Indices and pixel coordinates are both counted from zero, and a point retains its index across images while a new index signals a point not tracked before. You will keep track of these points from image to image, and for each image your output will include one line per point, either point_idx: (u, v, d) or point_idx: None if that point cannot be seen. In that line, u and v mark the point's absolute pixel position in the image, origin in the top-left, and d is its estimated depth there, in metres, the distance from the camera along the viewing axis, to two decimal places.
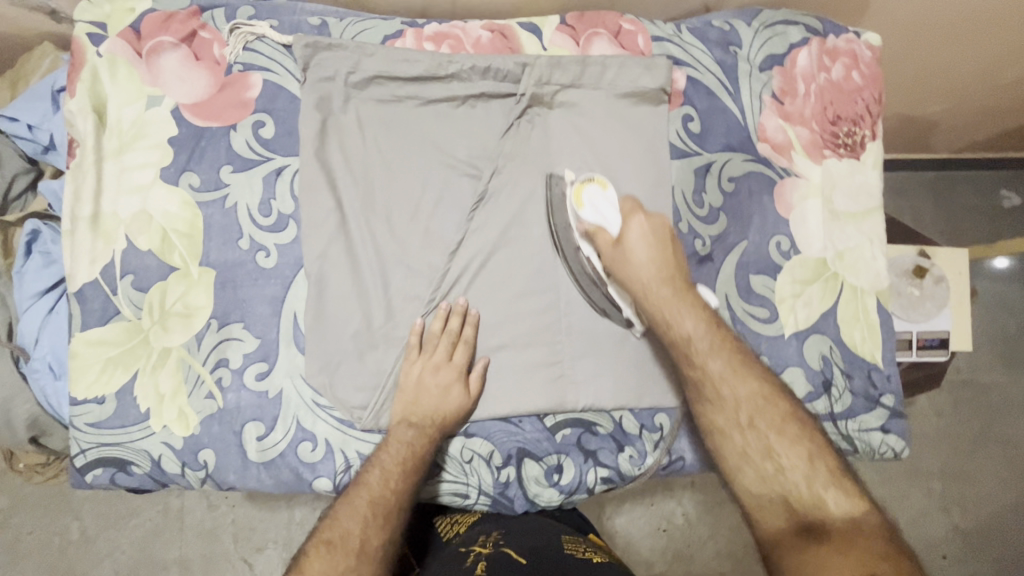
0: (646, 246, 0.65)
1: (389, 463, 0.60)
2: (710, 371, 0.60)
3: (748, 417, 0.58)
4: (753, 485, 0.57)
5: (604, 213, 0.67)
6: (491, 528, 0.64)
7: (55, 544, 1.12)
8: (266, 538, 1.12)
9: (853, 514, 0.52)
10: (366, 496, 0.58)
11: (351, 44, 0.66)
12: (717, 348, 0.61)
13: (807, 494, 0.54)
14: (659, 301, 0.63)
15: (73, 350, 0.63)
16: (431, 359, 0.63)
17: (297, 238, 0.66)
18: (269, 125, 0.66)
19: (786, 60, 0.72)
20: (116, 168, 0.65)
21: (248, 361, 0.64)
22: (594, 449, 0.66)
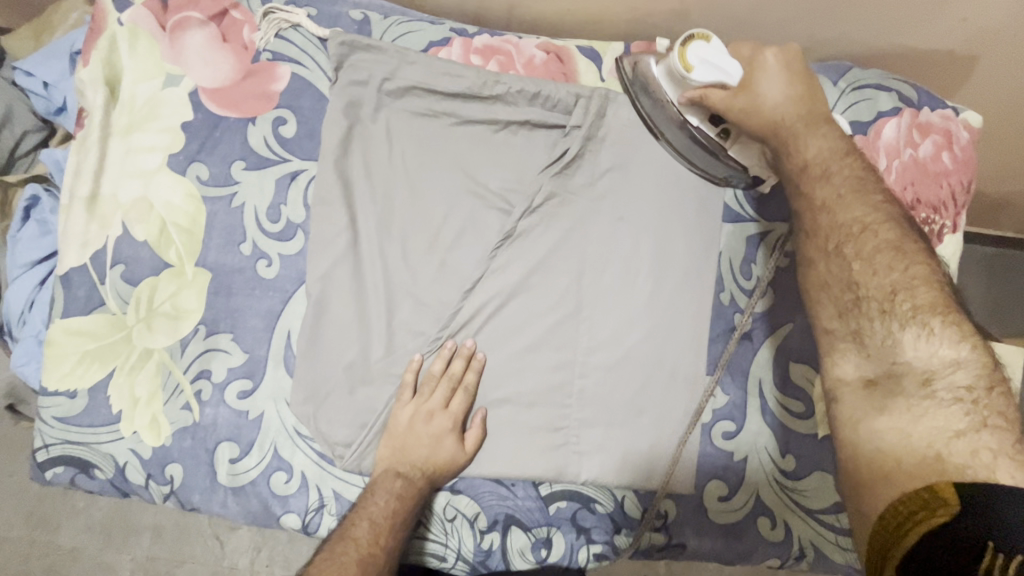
0: (783, 82, 0.49)
1: (378, 516, 0.55)
2: (818, 198, 0.48)
3: (836, 243, 0.47)
4: (830, 322, 0.48)
5: (724, 66, 0.51)
6: None
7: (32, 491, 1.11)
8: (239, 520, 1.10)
9: (937, 375, 0.42)
10: (356, 555, 0.52)
11: (391, 48, 0.60)
12: (834, 165, 0.48)
13: (882, 350, 0.44)
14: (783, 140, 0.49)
15: (50, 338, 0.58)
16: (426, 404, 0.58)
17: (303, 251, 0.60)
18: (291, 124, 0.61)
19: (870, 130, 0.64)
20: (122, 148, 0.60)
21: (232, 376, 0.59)
22: (588, 527, 0.60)
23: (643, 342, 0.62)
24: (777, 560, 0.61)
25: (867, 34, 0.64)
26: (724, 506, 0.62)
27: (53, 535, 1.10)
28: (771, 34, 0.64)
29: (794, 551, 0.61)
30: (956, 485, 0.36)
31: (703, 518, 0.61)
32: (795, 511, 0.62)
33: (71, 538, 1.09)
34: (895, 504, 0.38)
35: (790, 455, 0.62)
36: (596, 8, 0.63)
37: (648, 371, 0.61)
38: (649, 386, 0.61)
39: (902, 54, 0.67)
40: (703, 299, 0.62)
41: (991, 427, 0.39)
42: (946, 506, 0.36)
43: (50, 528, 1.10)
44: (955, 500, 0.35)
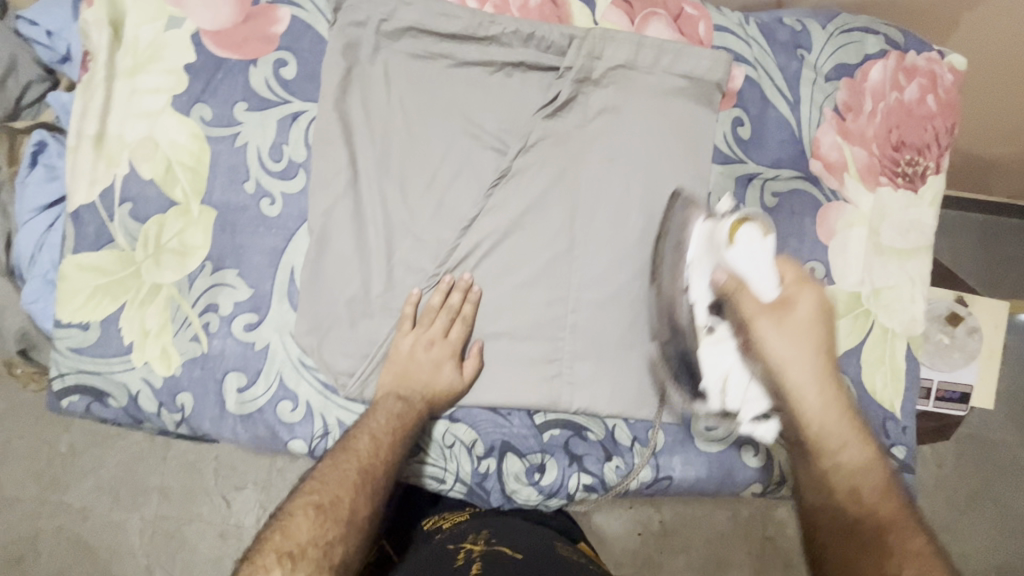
0: (794, 342, 0.53)
1: (378, 432, 0.58)
2: (812, 429, 0.52)
3: (832, 460, 0.52)
4: (823, 516, 0.51)
5: (760, 270, 0.54)
6: (482, 524, 0.62)
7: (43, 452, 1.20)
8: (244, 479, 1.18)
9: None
10: (356, 463, 0.55)
11: None
12: (871, 464, 0.51)
13: (894, 537, 0.48)
14: (808, 370, 0.52)
15: (63, 273, 0.60)
16: (426, 333, 0.61)
17: (305, 190, 0.62)
18: (291, 65, 0.62)
19: (857, 72, 0.66)
20: (127, 89, 0.61)
21: (238, 310, 0.61)
22: (580, 455, 0.63)
23: (634, 280, 0.64)
24: (759, 485, 0.64)
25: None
26: (711, 435, 0.64)
27: (63, 493, 1.18)
28: None
29: (775, 477, 0.64)
30: None
31: (690, 446, 0.64)
32: (778, 440, 0.65)
33: (80, 496, 1.17)
34: None
35: None
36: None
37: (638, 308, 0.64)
38: (639, 321, 0.64)
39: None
40: None
41: None
42: None
43: (59, 487, 1.17)
44: None
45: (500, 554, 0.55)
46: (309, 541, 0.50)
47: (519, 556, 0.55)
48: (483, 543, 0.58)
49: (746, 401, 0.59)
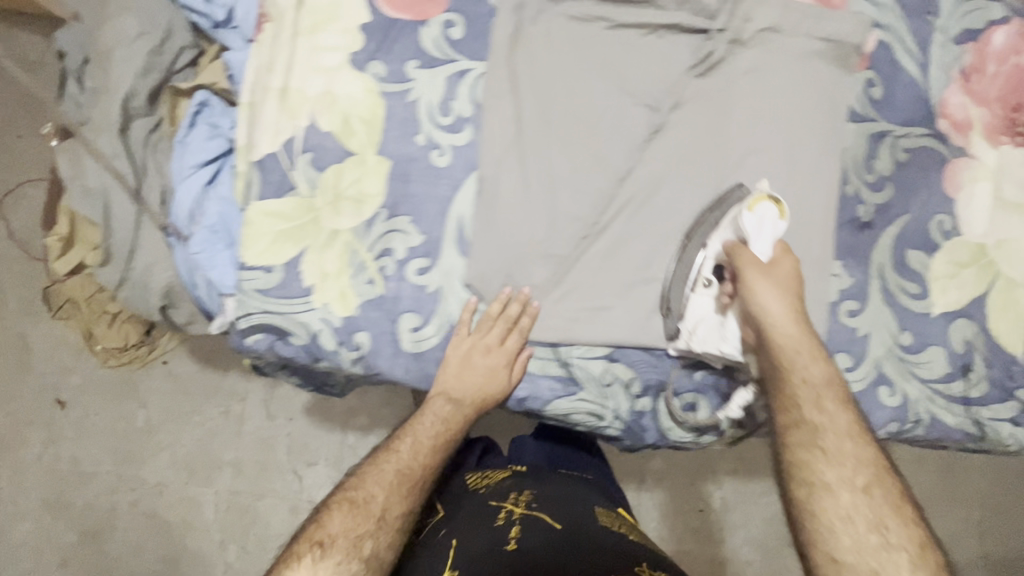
0: (778, 294, 0.59)
1: (421, 435, 0.65)
2: (794, 373, 0.58)
3: (865, 481, 0.53)
4: (796, 439, 0.56)
5: (767, 232, 0.61)
6: (523, 486, 0.75)
7: (121, 426, 1.37)
8: (316, 455, 1.36)
9: (884, 494, 0.53)
10: (394, 465, 0.63)
11: None
12: (844, 397, 0.57)
13: (843, 468, 0.53)
14: (778, 309, 0.59)
15: (248, 218, 0.64)
16: (484, 341, 0.64)
17: (472, 143, 0.66)
18: (459, 26, 0.66)
19: (982, 37, 0.70)
20: (308, 46, 0.65)
21: (412, 254, 0.65)
22: (730, 394, 0.68)
23: None
24: (896, 423, 0.68)
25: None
26: (849, 376, 0.68)
27: (138, 470, 1.36)
28: None
29: (910, 416, 0.68)
30: None
31: None
32: (912, 380, 0.69)
33: (155, 472, 1.36)
34: None
35: (906, 331, 0.69)
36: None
37: None
38: None
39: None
40: (832, 192, 0.68)
41: None
42: None
43: (135, 463, 1.36)
44: None
45: (537, 521, 0.68)
46: (339, 532, 0.58)
47: (555, 524, 0.67)
48: (525, 506, 0.71)
49: (707, 341, 0.65)
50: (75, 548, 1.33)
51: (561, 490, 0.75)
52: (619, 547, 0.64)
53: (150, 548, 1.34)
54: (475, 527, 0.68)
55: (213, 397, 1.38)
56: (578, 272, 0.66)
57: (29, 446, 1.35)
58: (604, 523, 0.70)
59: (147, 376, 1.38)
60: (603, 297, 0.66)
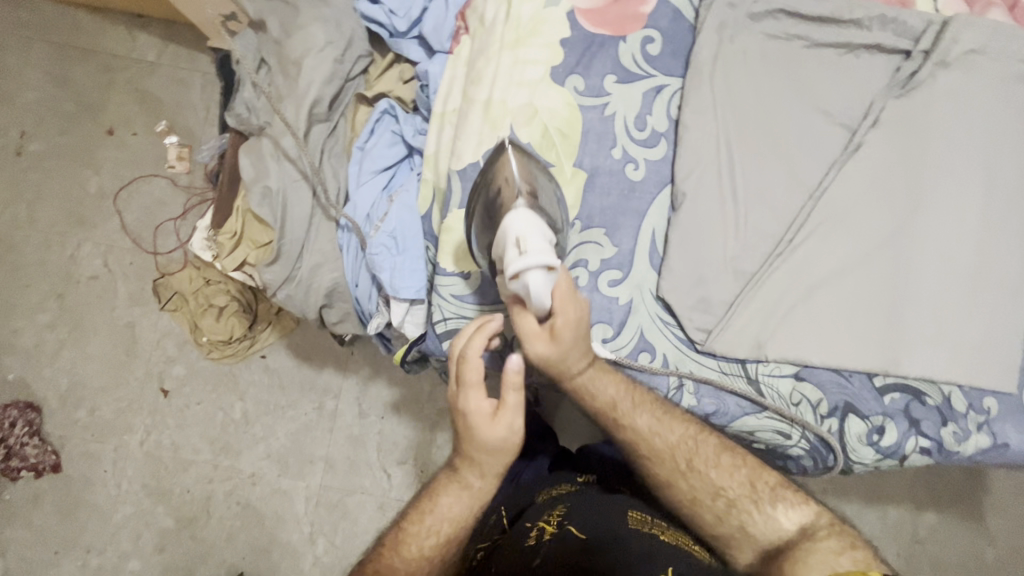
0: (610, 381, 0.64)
1: (440, 506, 0.65)
2: (681, 456, 0.64)
3: (748, 482, 0.64)
4: (687, 497, 0.64)
5: (533, 298, 0.53)
6: (558, 502, 0.72)
7: (221, 417, 1.38)
8: (406, 454, 1.38)
9: (772, 498, 0.63)
10: (407, 542, 0.64)
11: None
12: (730, 452, 0.65)
13: (699, 493, 0.63)
14: (616, 402, 0.64)
15: (448, 225, 0.66)
16: (477, 383, 0.58)
17: (665, 158, 0.67)
18: (658, 42, 0.67)
19: None
20: (511, 58, 0.66)
21: (605, 266, 0.66)
22: (919, 419, 0.66)
23: (971, 254, 0.67)
24: None
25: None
26: None
27: (234, 460, 1.37)
28: None
29: None
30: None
31: (1022, 416, 0.66)
32: None
33: (251, 462, 1.37)
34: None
35: None
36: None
37: (975, 280, 0.67)
38: (975, 294, 0.67)
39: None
40: None
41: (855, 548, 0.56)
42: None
43: (232, 454, 1.37)
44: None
45: (565, 536, 0.65)
46: None
47: (582, 539, 0.64)
48: (556, 524, 0.67)
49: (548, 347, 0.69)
50: (170, 534, 1.33)
51: (595, 500, 0.70)
52: (644, 552, 0.61)
53: (243, 537, 1.34)
54: (511, 553, 0.67)
55: (309, 392, 1.40)
56: (766, 288, 0.66)
57: (130, 432, 1.36)
58: (633, 527, 0.65)
59: (246, 369, 1.40)
60: (791, 312, 0.66)
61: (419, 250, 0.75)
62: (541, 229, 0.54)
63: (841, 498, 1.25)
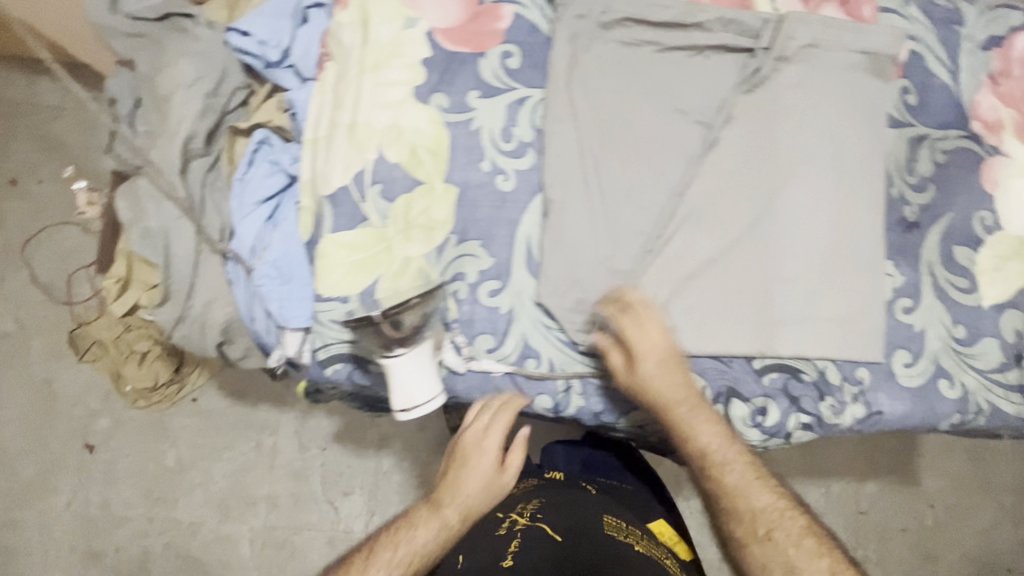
0: (667, 376, 0.65)
1: (419, 532, 0.68)
2: (728, 482, 0.65)
3: (770, 517, 0.64)
4: (731, 514, 0.65)
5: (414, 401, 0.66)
6: (530, 497, 0.77)
7: (153, 467, 1.33)
8: (353, 485, 1.33)
9: (829, 572, 0.61)
10: (386, 559, 0.66)
11: None
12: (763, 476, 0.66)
13: (738, 513, 0.65)
14: (681, 419, 0.65)
15: (322, 250, 0.65)
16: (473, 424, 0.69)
17: (534, 166, 0.68)
18: (516, 56, 0.69)
19: (1006, 43, 0.73)
20: (372, 82, 0.67)
21: (483, 277, 0.66)
22: (798, 396, 0.69)
23: (829, 234, 0.71)
24: (958, 415, 0.70)
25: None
26: (910, 370, 0.70)
27: (171, 510, 1.31)
28: None
29: (972, 407, 0.70)
30: None
31: (892, 382, 0.70)
32: (969, 372, 0.71)
33: (189, 511, 1.32)
34: None
35: (960, 325, 0.71)
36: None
37: (836, 258, 0.70)
38: (836, 272, 0.70)
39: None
40: (878, 194, 0.71)
41: None
42: None
43: (168, 504, 1.32)
44: None
45: (536, 531, 0.70)
46: None
47: (558, 538, 0.69)
48: (528, 517, 0.72)
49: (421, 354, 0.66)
50: None
51: (571, 501, 0.76)
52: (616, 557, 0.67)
53: None
54: (476, 538, 0.72)
55: (245, 432, 1.35)
56: (645, 283, 0.68)
57: (57, 492, 1.30)
58: (607, 533, 0.71)
59: (177, 414, 1.35)
60: (668, 305, 0.68)
61: (304, 278, 0.74)
62: (423, 384, 0.64)
63: (787, 478, 1.29)
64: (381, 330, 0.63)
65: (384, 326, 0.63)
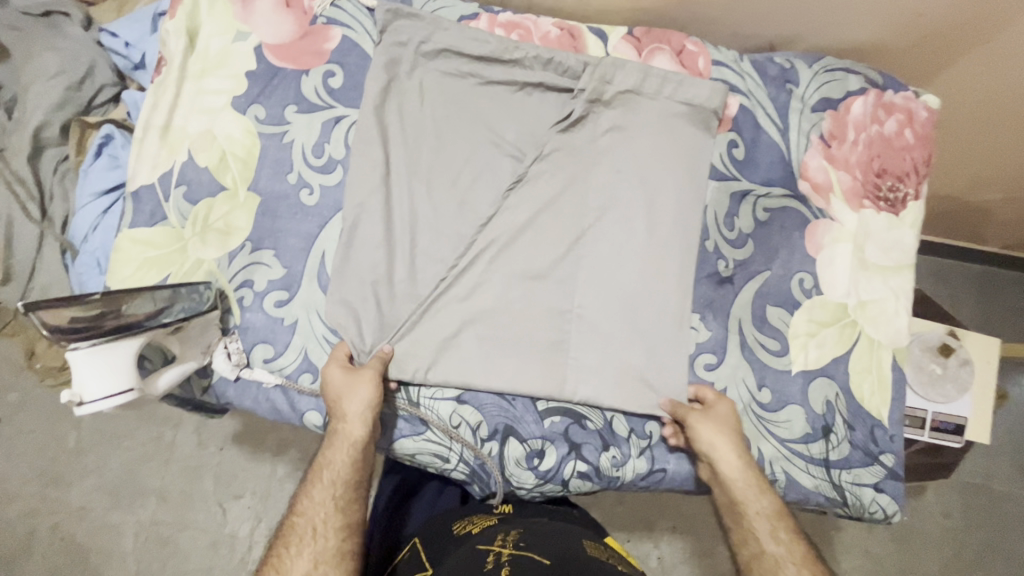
0: (713, 428, 0.63)
1: (319, 502, 0.60)
2: (745, 511, 0.61)
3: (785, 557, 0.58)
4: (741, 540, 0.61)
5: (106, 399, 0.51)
6: (508, 529, 0.64)
7: (51, 446, 1.32)
8: (244, 488, 1.31)
9: (801, 564, 0.58)
10: (298, 532, 0.59)
11: (429, 17, 0.70)
12: (782, 514, 0.61)
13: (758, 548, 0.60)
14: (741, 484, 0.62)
15: (117, 245, 0.67)
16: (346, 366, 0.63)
17: (341, 183, 0.69)
18: (338, 76, 0.71)
19: (842, 105, 0.73)
20: (193, 89, 0.70)
21: (271, 287, 0.67)
22: (579, 442, 0.66)
23: (636, 279, 0.68)
24: None
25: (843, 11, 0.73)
26: None
27: (63, 492, 1.30)
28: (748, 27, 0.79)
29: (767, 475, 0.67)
30: None
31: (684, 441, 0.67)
32: (769, 439, 0.67)
33: (80, 496, 1.30)
34: None
35: (765, 389, 0.68)
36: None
37: (640, 304, 0.68)
38: (639, 319, 0.68)
39: (888, 23, 0.74)
40: (694, 245, 0.70)
41: None
42: None
43: (61, 485, 1.30)
44: None
45: (524, 557, 0.58)
46: None
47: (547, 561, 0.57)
48: (512, 545, 0.60)
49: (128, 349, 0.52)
50: None
51: (548, 530, 0.65)
52: None
53: None
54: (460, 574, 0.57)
55: (142, 424, 1.33)
56: (433, 315, 0.66)
57: None
58: (590, 553, 0.61)
59: None
60: (456, 336, 0.66)
61: None
62: (98, 382, 0.49)
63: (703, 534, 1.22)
64: (60, 311, 0.47)
65: (70, 309, 0.48)
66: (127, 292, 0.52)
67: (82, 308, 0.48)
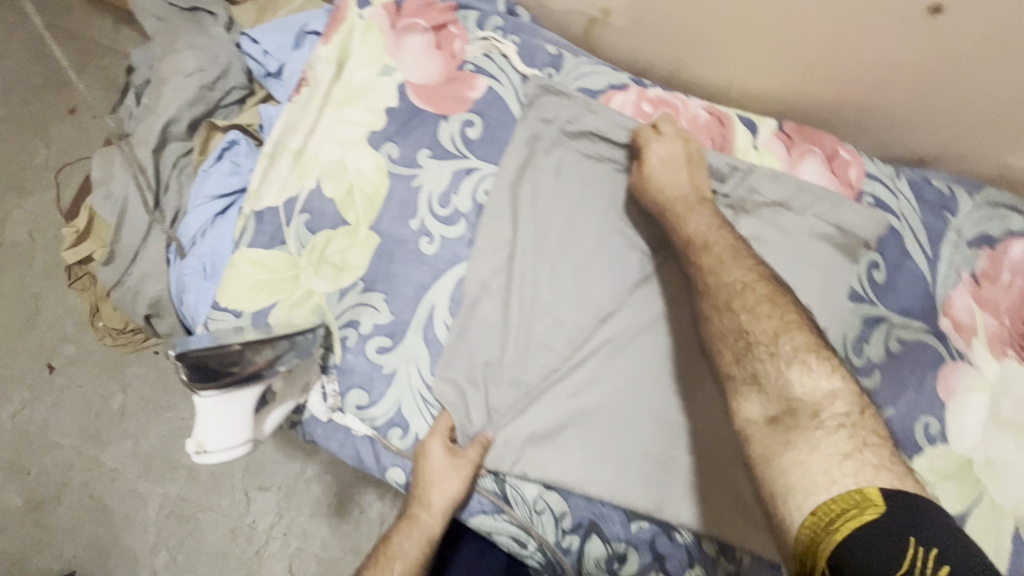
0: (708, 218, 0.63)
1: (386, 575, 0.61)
2: (717, 280, 0.59)
3: (785, 349, 0.52)
4: (730, 367, 0.55)
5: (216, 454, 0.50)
6: None
7: (92, 407, 1.19)
8: (272, 481, 1.16)
9: (774, 329, 0.54)
10: None
11: (578, 97, 0.69)
12: (794, 328, 0.54)
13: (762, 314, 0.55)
14: (712, 257, 0.60)
15: (233, 261, 0.66)
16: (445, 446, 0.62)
17: (462, 238, 0.67)
18: (477, 127, 0.69)
19: (999, 244, 0.69)
20: (332, 117, 0.69)
21: (376, 331, 0.65)
22: (664, 554, 0.63)
23: None
24: None
25: (1008, 140, 0.67)
26: None
27: (97, 451, 1.17)
28: (905, 138, 0.72)
29: None
30: (881, 491, 0.42)
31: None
32: None
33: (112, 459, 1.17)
34: (827, 502, 0.42)
35: None
36: (759, 69, 0.70)
37: None
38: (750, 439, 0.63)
39: None
40: None
41: (869, 447, 0.45)
42: (875, 506, 0.41)
43: (97, 444, 1.17)
44: (880, 501, 0.41)
45: None
46: None
47: None
48: None
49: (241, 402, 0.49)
50: None
51: None
52: None
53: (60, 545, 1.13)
54: None
55: None
56: (541, 407, 0.64)
57: None
58: None
59: None
60: (559, 432, 0.64)
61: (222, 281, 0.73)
62: (221, 435, 0.48)
63: None
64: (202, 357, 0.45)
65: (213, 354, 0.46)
66: (258, 343, 0.49)
67: (224, 356, 0.46)
